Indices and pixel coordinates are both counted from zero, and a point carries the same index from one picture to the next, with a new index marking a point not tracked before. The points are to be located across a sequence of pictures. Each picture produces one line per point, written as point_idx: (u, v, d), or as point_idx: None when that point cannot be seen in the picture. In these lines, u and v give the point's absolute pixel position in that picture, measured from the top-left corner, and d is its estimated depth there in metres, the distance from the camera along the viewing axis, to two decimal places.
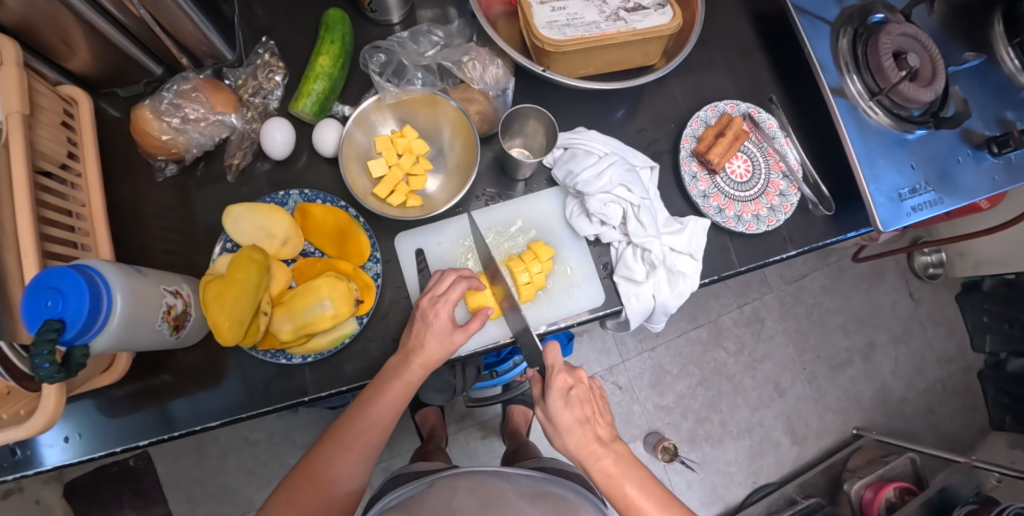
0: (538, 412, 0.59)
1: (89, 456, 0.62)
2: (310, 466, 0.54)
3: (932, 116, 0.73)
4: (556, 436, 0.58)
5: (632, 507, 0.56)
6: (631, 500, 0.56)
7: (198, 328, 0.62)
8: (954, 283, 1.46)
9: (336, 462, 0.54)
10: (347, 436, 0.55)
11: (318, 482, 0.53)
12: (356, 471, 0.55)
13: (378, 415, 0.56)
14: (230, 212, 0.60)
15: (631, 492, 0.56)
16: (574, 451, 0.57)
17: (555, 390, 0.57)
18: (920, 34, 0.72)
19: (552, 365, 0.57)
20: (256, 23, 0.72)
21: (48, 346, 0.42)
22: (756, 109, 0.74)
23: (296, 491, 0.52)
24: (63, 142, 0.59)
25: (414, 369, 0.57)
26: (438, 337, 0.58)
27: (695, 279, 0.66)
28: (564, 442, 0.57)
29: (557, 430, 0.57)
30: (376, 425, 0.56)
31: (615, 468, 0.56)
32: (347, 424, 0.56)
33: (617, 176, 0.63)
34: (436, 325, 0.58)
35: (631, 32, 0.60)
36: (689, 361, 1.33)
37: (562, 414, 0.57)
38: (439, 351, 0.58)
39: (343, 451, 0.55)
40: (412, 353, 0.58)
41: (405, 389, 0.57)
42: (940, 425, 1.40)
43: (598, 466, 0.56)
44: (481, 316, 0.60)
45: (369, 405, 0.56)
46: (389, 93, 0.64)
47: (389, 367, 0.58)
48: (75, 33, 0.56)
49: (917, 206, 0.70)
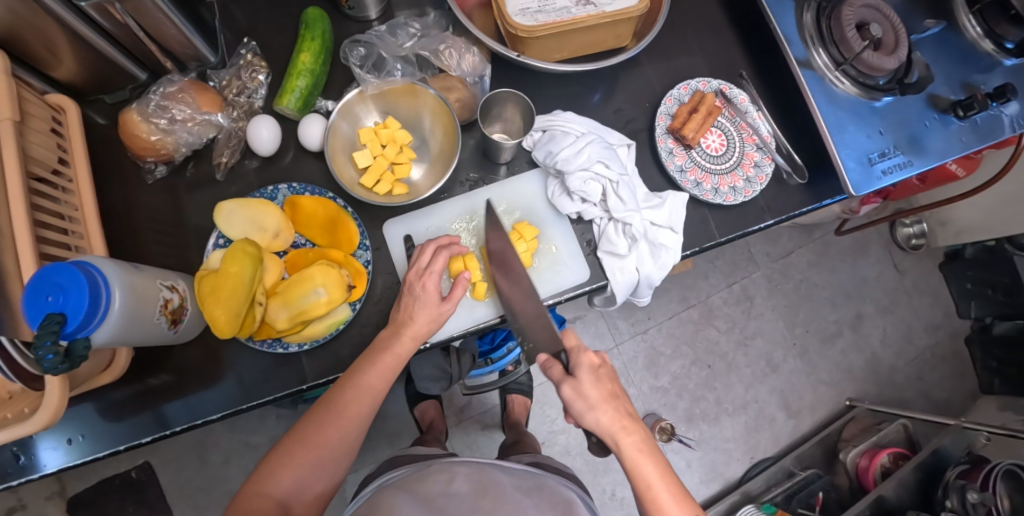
0: (562, 393, 0.56)
1: (93, 456, 0.63)
2: (303, 432, 0.55)
3: (898, 82, 0.75)
4: (584, 414, 0.55)
5: (653, 491, 0.52)
6: (651, 480, 0.52)
7: (195, 322, 0.64)
8: (936, 253, 1.49)
9: (327, 428, 0.55)
10: (338, 404, 0.56)
11: (312, 447, 0.54)
12: (347, 437, 0.56)
13: (368, 386, 0.57)
14: (220, 208, 0.62)
15: (650, 474, 0.52)
16: (597, 431, 0.55)
17: (584, 365, 0.56)
18: (880, 5, 0.75)
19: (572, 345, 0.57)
20: (237, 25, 0.74)
21: (51, 337, 0.44)
22: (728, 85, 0.76)
23: (290, 452, 0.54)
24: (52, 148, 0.61)
25: (404, 341, 0.59)
26: (426, 309, 0.60)
27: (677, 251, 0.68)
28: (590, 422, 0.55)
29: (586, 405, 0.54)
30: (367, 395, 0.57)
31: (634, 452, 0.53)
32: (337, 393, 0.56)
33: (596, 153, 0.65)
34: (424, 298, 0.60)
35: (601, 15, 0.62)
36: (682, 342, 1.35)
37: (589, 390, 0.55)
38: (428, 323, 0.60)
39: (333, 420, 0.55)
40: (402, 325, 0.59)
41: (394, 361, 0.58)
42: (931, 392, 1.43)
43: (620, 445, 0.54)
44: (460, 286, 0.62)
45: (360, 375, 0.57)
46: (370, 84, 0.66)
47: (380, 340, 0.60)
48: (59, 41, 0.58)
49: (887, 169, 0.73)
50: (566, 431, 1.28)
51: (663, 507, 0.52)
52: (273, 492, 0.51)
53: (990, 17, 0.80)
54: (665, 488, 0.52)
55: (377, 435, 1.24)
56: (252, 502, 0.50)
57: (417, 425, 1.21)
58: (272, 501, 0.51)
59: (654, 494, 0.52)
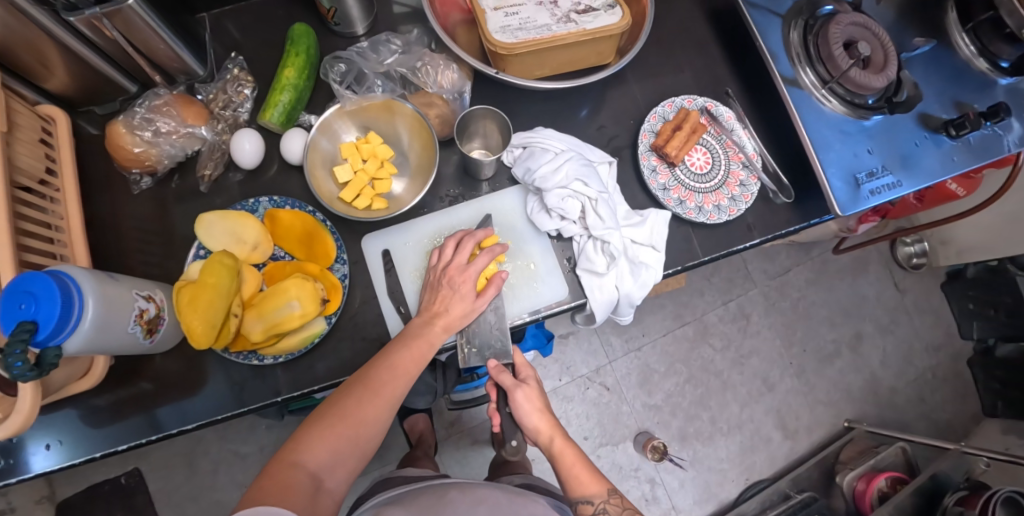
0: (513, 394, 0.65)
1: (70, 463, 0.63)
2: (338, 407, 0.54)
3: (886, 101, 0.75)
4: (523, 415, 0.65)
5: (574, 471, 0.65)
6: (571, 462, 0.65)
7: (173, 333, 0.64)
8: (938, 272, 1.47)
9: (364, 406, 0.54)
10: (374, 382, 0.56)
11: (348, 421, 0.53)
12: (380, 417, 0.56)
13: (403, 368, 0.58)
14: (200, 219, 0.62)
15: (573, 455, 0.65)
16: (535, 429, 0.66)
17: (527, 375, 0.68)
18: (869, 23, 0.75)
19: (517, 363, 0.68)
20: (228, 39, 0.75)
21: (21, 346, 0.44)
22: (714, 103, 0.76)
23: (327, 426, 0.52)
24: (40, 158, 0.62)
25: (436, 330, 0.61)
26: (460, 303, 0.62)
27: (658, 270, 0.67)
28: (530, 422, 0.66)
29: (533, 405, 0.66)
30: (402, 377, 0.57)
31: (564, 442, 0.65)
32: (375, 372, 0.56)
33: (573, 171, 0.65)
34: (461, 292, 0.62)
35: (581, 33, 0.63)
36: (676, 359, 1.34)
37: (535, 396, 0.66)
38: (461, 316, 0.62)
39: (371, 397, 0.55)
40: (435, 314, 0.61)
41: (427, 348, 0.60)
42: (933, 414, 1.39)
43: (553, 442, 0.65)
44: (496, 284, 0.64)
45: (395, 356, 0.58)
46: (348, 100, 0.66)
47: (411, 327, 0.61)
48: (50, 53, 0.60)
49: (876, 190, 0.72)
50: None
51: (581, 480, 0.64)
52: (308, 463, 0.49)
53: (984, 34, 0.79)
54: (584, 467, 0.65)
55: None
56: (289, 472, 0.48)
57: (406, 439, 1.20)
58: (306, 472, 0.49)
59: (574, 473, 0.64)
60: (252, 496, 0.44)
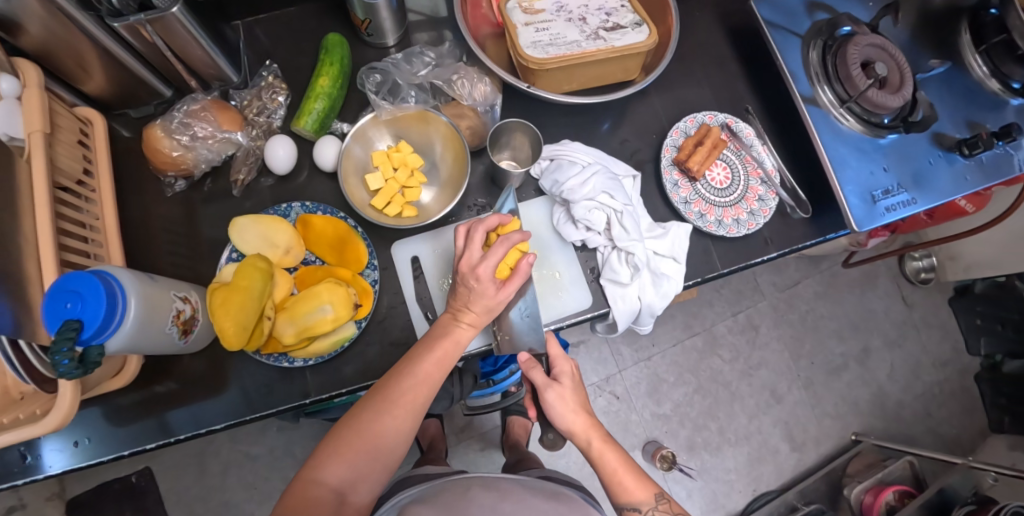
0: (547, 395, 0.62)
1: (97, 460, 0.64)
2: (358, 420, 0.54)
3: (902, 120, 0.76)
4: (555, 415, 0.63)
5: (615, 478, 0.60)
6: (613, 468, 0.60)
7: (204, 335, 0.65)
8: (946, 287, 1.48)
9: (383, 418, 0.54)
10: (393, 394, 0.55)
11: (368, 436, 0.53)
12: (404, 427, 0.55)
13: (426, 373, 0.57)
14: (235, 223, 0.64)
15: (612, 463, 0.60)
16: (568, 430, 0.62)
17: (563, 372, 0.64)
18: (886, 44, 0.76)
19: (553, 356, 0.64)
20: (260, 47, 0.77)
21: (68, 343, 0.46)
22: (734, 119, 0.78)
23: (345, 442, 0.53)
24: (79, 160, 0.64)
25: (463, 329, 0.60)
26: (482, 299, 0.59)
27: (679, 281, 0.69)
28: (564, 422, 0.62)
29: (567, 406, 0.62)
30: (424, 384, 0.56)
31: (602, 443, 0.61)
32: (395, 382, 0.55)
33: (600, 184, 0.67)
34: (479, 289, 0.59)
35: (610, 50, 0.64)
36: (685, 369, 1.35)
37: (569, 395, 0.63)
38: (487, 310, 0.60)
39: (389, 409, 0.54)
40: (460, 313, 0.60)
41: (453, 348, 0.59)
42: (939, 429, 1.40)
43: (590, 444, 0.61)
44: (522, 273, 0.60)
45: (417, 363, 0.56)
46: (384, 110, 0.68)
47: (437, 327, 0.60)
48: (90, 57, 0.62)
49: (892, 206, 0.74)
50: (567, 455, 1.26)
51: (626, 488, 0.60)
52: (328, 480, 0.51)
53: (997, 56, 0.81)
54: (628, 473, 0.60)
55: None
56: (309, 489, 0.50)
57: (417, 445, 1.21)
58: (328, 489, 0.51)
59: (616, 479, 0.60)
60: None
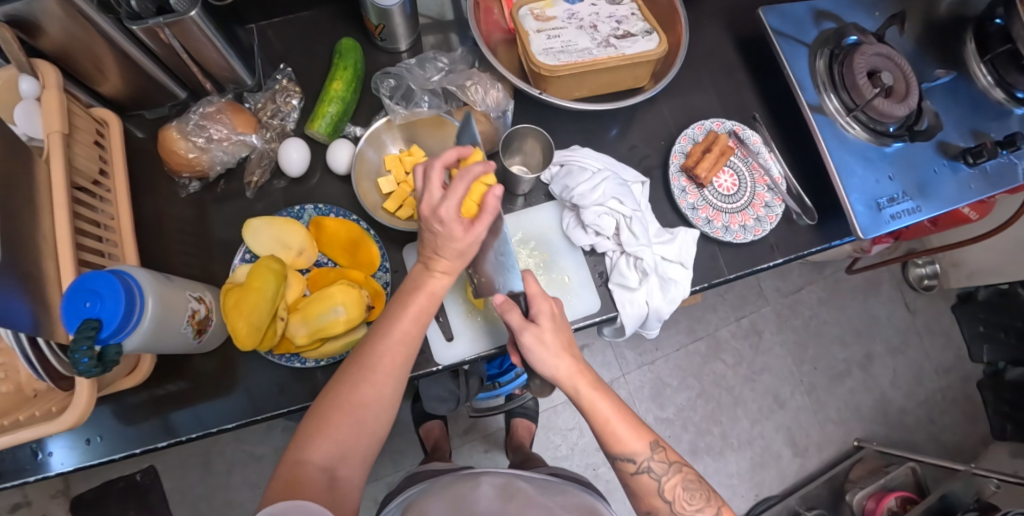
0: (524, 338, 0.58)
1: (109, 457, 0.65)
2: (336, 392, 0.53)
3: (908, 130, 0.77)
4: (539, 362, 0.59)
5: (607, 426, 0.59)
6: (605, 415, 0.59)
7: (218, 334, 0.66)
8: (949, 294, 1.49)
9: (362, 387, 0.53)
10: (370, 361, 0.54)
11: (348, 408, 0.52)
12: (386, 391, 0.54)
13: (404, 332, 0.55)
14: (248, 225, 0.65)
15: (605, 410, 0.59)
16: (553, 376, 0.59)
17: (543, 312, 0.59)
18: (892, 54, 0.77)
19: (533, 295, 0.60)
20: (273, 51, 0.78)
21: (87, 342, 0.47)
22: (741, 127, 0.79)
23: (326, 417, 0.52)
24: (95, 160, 0.65)
25: (437, 280, 0.57)
26: (449, 244, 0.54)
27: (686, 286, 0.69)
28: (549, 368, 0.59)
29: (547, 350, 0.58)
30: (401, 343, 0.55)
31: (591, 391, 0.58)
32: (371, 347, 0.54)
33: (610, 190, 0.67)
34: (447, 234, 0.53)
35: (620, 57, 0.65)
36: (689, 374, 1.35)
37: (550, 337, 0.59)
38: (458, 256, 0.55)
39: (368, 376, 0.53)
40: (432, 261, 0.56)
41: (428, 302, 0.57)
42: (941, 435, 1.40)
43: (578, 390, 0.59)
44: (490, 209, 0.54)
45: (392, 323, 0.55)
46: (398, 115, 0.70)
47: (410, 281, 0.58)
48: (106, 59, 0.63)
49: (896, 214, 0.75)
50: (570, 458, 1.26)
51: (620, 437, 0.59)
52: (314, 459, 0.50)
53: (1001, 66, 0.82)
54: (621, 421, 0.59)
55: (382, 452, 1.25)
56: (296, 471, 0.49)
57: (421, 446, 1.21)
58: (315, 467, 0.50)
59: (609, 427, 0.59)
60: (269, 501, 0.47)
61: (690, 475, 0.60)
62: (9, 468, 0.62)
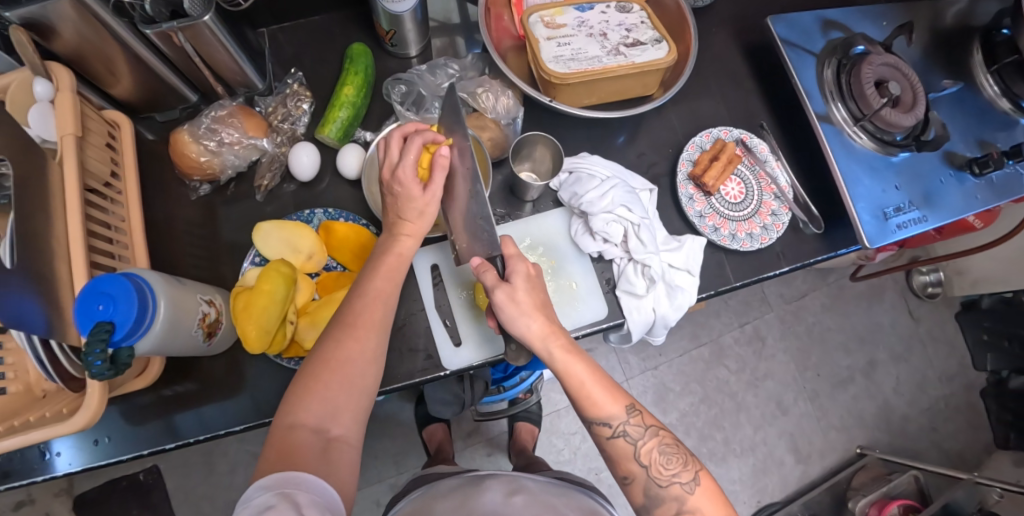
0: (495, 296, 0.57)
1: (116, 458, 0.65)
2: (318, 352, 0.54)
3: (914, 139, 0.78)
4: (511, 322, 0.58)
5: (584, 390, 0.58)
6: (581, 378, 0.58)
7: (227, 337, 0.67)
8: (952, 302, 1.49)
9: (342, 344, 0.54)
10: (350, 318, 0.55)
11: (333, 365, 0.53)
12: (368, 347, 0.55)
13: (378, 289, 0.58)
14: (259, 228, 0.65)
15: (580, 373, 0.58)
16: (524, 337, 0.58)
17: (519, 272, 0.59)
18: (900, 63, 0.78)
19: (508, 255, 0.59)
20: (284, 55, 0.79)
21: (100, 344, 0.47)
22: (748, 135, 0.79)
23: (313, 377, 0.52)
24: (107, 162, 0.65)
25: (405, 241, 0.60)
26: (410, 203, 0.59)
27: (692, 293, 0.70)
28: (519, 328, 0.58)
29: (519, 310, 0.57)
30: (377, 300, 0.57)
31: (564, 355, 0.57)
32: (349, 307, 0.56)
33: (619, 197, 0.68)
34: (407, 194, 0.59)
35: (630, 65, 0.66)
36: (692, 379, 1.35)
37: (522, 296, 0.57)
38: (422, 216, 0.60)
39: (348, 332, 0.54)
40: (398, 225, 0.60)
41: (399, 261, 0.60)
42: (944, 443, 1.40)
43: (551, 351, 0.58)
44: (440, 167, 0.58)
45: (367, 282, 0.58)
46: (409, 120, 0.72)
47: (380, 245, 0.61)
48: (119, 61, 0.63)
49: (903, 223, 0.75)
50: (572, 462, 1.27)
51: (596, 401, 0.58)
52: (307, 421, 0.51)
53: (1008, 76, 0.83)
54: (597, 384, 0.58)
55: (384, 455, 1.26)
56: (291, 435, 0.49)
57: (424, 449, 1.22)
58: (308, 429, 0.50)
59: (586, 391, 0.58)
60: (263, 469, 0.47)
61: (670, 438, 0.59)
62: (18, 468, 0.63)
